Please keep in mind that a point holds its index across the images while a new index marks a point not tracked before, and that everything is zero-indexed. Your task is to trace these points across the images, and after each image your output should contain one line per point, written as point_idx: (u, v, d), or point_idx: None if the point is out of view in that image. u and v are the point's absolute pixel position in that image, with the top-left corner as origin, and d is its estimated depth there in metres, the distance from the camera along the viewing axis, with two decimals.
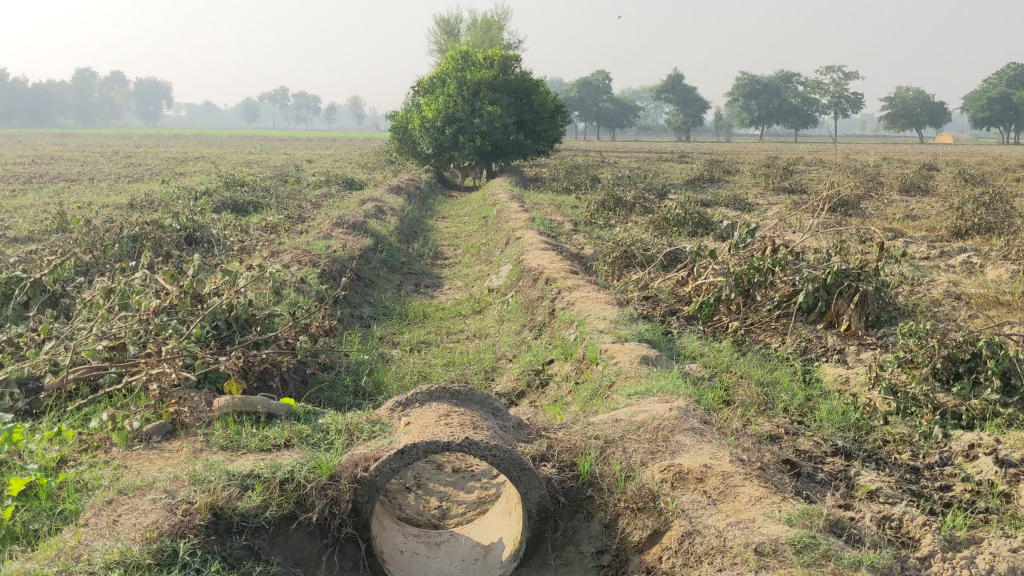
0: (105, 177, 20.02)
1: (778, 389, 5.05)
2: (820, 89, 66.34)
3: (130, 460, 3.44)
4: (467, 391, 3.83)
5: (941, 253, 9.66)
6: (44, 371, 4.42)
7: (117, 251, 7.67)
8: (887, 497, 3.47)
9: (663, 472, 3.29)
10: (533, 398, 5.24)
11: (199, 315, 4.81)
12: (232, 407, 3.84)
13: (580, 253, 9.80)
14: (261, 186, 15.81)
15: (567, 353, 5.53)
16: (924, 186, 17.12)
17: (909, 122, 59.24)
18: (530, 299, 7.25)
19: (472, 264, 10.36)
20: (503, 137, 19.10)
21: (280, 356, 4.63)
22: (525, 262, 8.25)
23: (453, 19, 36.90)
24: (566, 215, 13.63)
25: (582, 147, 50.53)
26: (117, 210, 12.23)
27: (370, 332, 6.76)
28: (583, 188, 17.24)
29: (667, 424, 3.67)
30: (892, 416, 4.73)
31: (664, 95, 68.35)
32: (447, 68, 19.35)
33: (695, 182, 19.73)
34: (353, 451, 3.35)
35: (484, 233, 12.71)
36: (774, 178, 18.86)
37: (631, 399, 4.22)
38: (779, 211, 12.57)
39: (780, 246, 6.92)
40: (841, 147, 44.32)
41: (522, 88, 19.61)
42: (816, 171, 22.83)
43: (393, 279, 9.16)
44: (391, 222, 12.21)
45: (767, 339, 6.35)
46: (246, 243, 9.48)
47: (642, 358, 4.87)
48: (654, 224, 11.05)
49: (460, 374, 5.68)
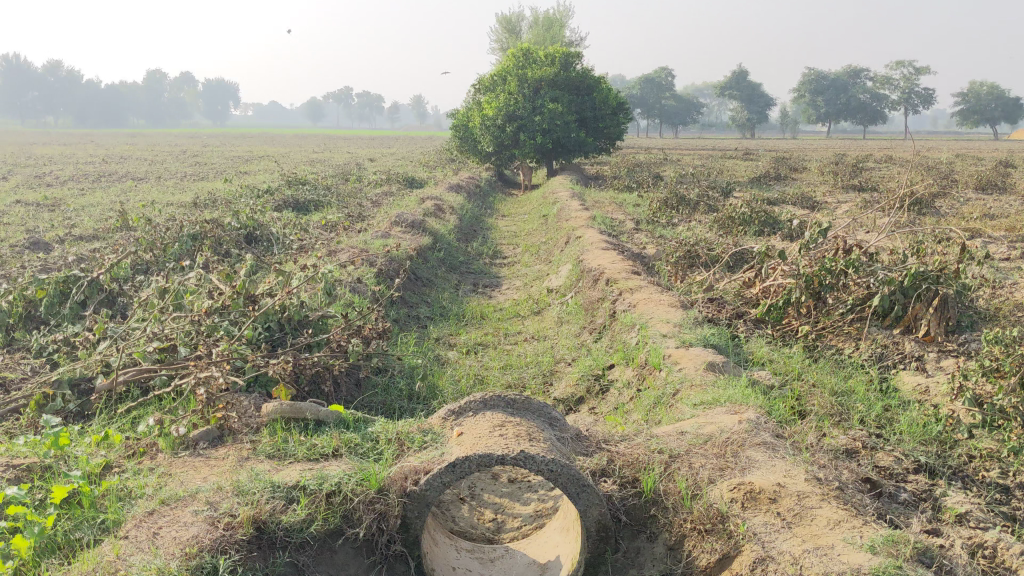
0: (173, 176, 20.33)
1: (853, 399, 4.77)
2: (890, 85, 64.77)
3: (174, 468, 3.33)
4: (524, 399, 3.63)
5: (1022, 254, 9.21)
6: (96, 372, 4.35)
7: (177, 250, 7.67)
8: (978, 521, 3.20)
9: (732, 491, 3.07)
10: (592, 405, 5.03)
11: (250, 316, 4.71)
12: (280, 413, 3.70)
13: (642, 252, 9.56)
14: (322, 184, 15.86)
15: (628, 358, 5.32)
16: (1001, 184, 16.47)
17: (982, 118, 57.56)
18: (590, 300, 7.04)
19: (532, 263, 10.20)
20: (564, 135, 18.89)
21: (332, 360, 4.51)
22: (586, 262, 8.05)
23: (515, 17, 36.83)
24: (627, 213, 13.38)
25: (644, 144, 50.05)
26: (181, 209, 12.32)
27: (426, 334, 6.62)
28: (645, 186, 16.95)
29: (736, 437, 3.44)
30: (978, 429, 4.41)
31: (729, 92, 67.39)
32: (507, 66, 19.23)
33: (761, 181, 19.31)
34: (403, 462, 3.20)
35: (544, 231, 12.53)
36: (843, 177, 18.35)
37: (696, 410, 3.99)
38: (849, 210, 12.16)
39: (853, 247, 6.58)
40: (914, 145, 43.22)
41: (584, 85, 19.37)
42: (887, 168, 22.18)
43: (451, 278, 9.04)
44: (450, 220, 12.11)
45: (839, 344, 6.05)
46: (305, 243, 9.45)
47: (708, 365, 4.64)
48: (719, 223, 10.75)
49: (518, 378, 5.53)
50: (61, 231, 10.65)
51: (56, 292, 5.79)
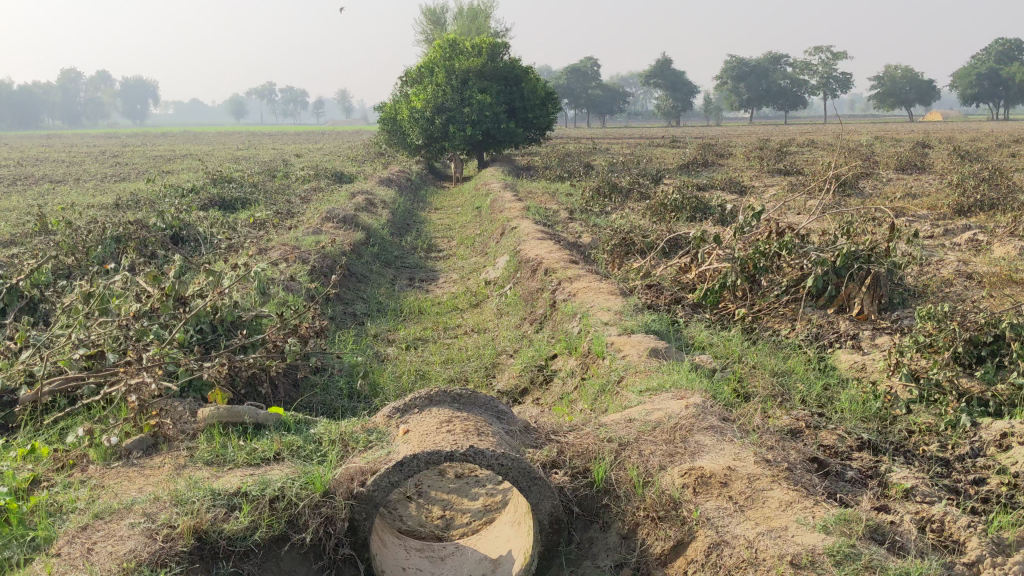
0: (93, 178, 19.76)
1: (794, 379, 4.80)
2: (809, 70, 66.08)
3: (107, 479, 3.19)
4: (470, 393, 3.57)
5: (946, 232, 9.43)
6: (19, 383, 4.15)
7: (100, 253, 7.42)
8: (924, 496, 3.23)
9: (684, 477, 3.04)
10: (536, 396, 4.99)
11: (181, 318, 4.55)
12: (217, 418, 3.57)
13: (577, 241, 9.56)
14: (250, 181, 15.55)
15: (571, 347, 5.28)
16: (921, 164, 16.88)
17: (898, 101, 59.07)
18: (528, 291, 6.99)
19: (467, 255, 10.13)
20: (493, 126, 18.83)
21: (269, 361, 4.38)
22: (522, 253, 8.00)
23: (440, 9, 36.62)
24: (560, 202, 13.38)
25: (573, 134, 50.24)
26: (102, 211, 11.96)
27: (364, 330, 6.50)
28: (576, 175, 16.98)
29: (684, 423, 3.42)
30: (916, 404, 4.47)
31: (654, 80, 68.06)
32: (434, 58, 19.08)
33: (689, 166, 19.50)
34: (348, 463, 3.11)
35: (477, 223, 12.46)
36: (769, 161, 18.63)
37: (642, 397, 3.97)
38: (778, 193, 12.34)
39: (786, 229, 6.65)
40: (833, 128, 44.15)
41: (512, 76, 19.33)
42: (811, 151, 22.61)
43: (386, 273, 8.92)
44: (383, 215, 11.98)
45: (776, 326, 6.09)
46: (234, 242, 9.23)
47: (651, 351, 4.63)
48: (652, 210, 10.80)
49: (459, 372, 5.47)
50: None
51: None
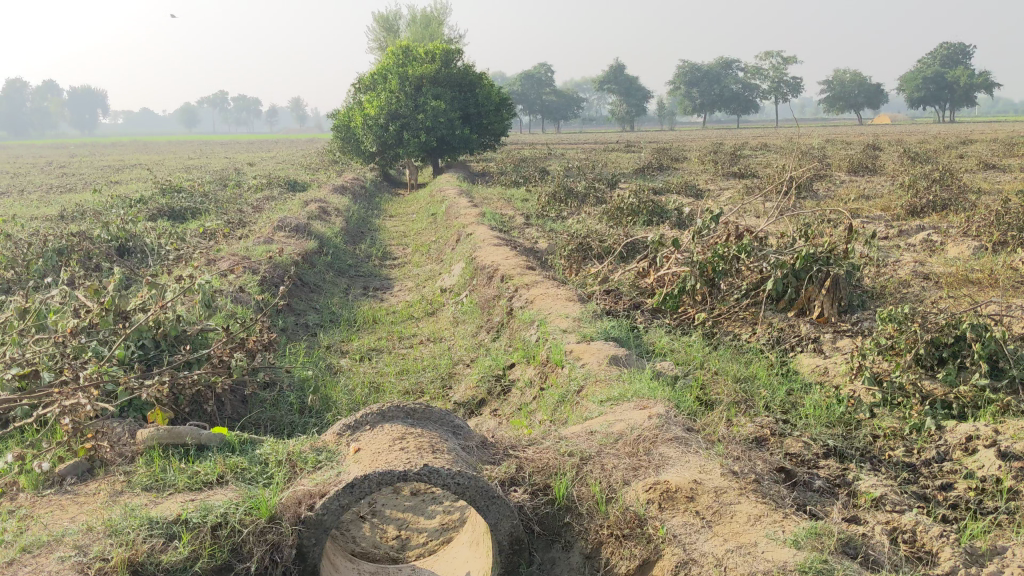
0: (38, 189, 19.30)
1: (757, 385, 4.71)
2: (761, 75, 66.82)
3: (38, 509, 2.98)
4: (424, 407, 3.42)
5: (900, 232, 9.46)
6: None
7: (41, 266, 7.16)
8: (894, 505, 3.15)
9: (648, 492, 2.92)
10: (495, 407, 4.85)
11: (122, 334, 4.34)
12: (156, 439, 3.37)
13: (534, 247, 9.45)
14: (200, 190, 15.24)
15: (529, 356, 5.15)
16: (872, 166, 17.03)
17: (848, 104, 59.87)
18: (484, 298, 6.85)
19: (423, 263, 9.97)
20: (448, 133, 18.69)
21: (215, 376, 4.19)
22: (478, 260, 7.87)
23: (393, 15, 36.44)
24: (517, 208, 13.26)
25: (529, 141, 50.21)
26: (46, 223, 11.62)
27: (316, 342, 6.31)
28: (531, 181, 16.89)
29: (648, 434, 3.30)
30: (879, 408, 4.39)
31: (608, 85, 68.38)
32: (387, 65, 18.91)
33: (644, 171, 19.50)
34: (296, 486, 2.94)
35: (433, 229, 12.30)
36: (723, 164, 18.69)
37: (603, 407, 3.84)
38: (733, 196, 12.33)
39: (745, 232, 6.58)
40: (784, 132, 44.64)
41: (466, 82, 19.20)
42: (765, 155, 22.76)
43: (340, 282, 8.73)
44: (336, 223, 11.77)
45: (736, 330, 6.01)
46: (183, 253, 8.99)
47: (611, 359, 4.51)
48: (608, 214, 10.72)
49: (415, 385, 5.32)
50: None
51: None
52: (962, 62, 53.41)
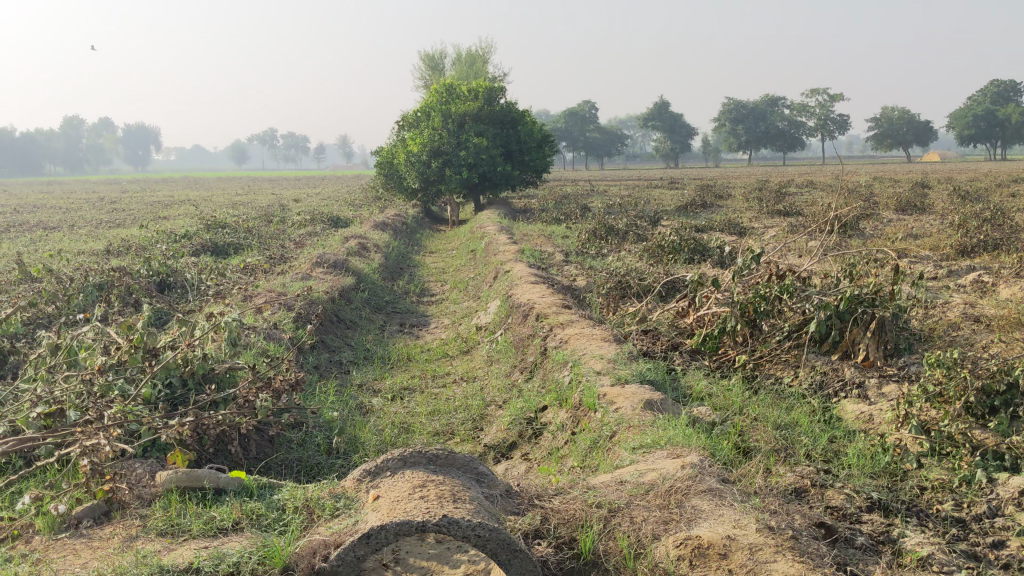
0: (87, 223, 19.67)
1: (797, 432, 4.53)
2: (807, 112, 66.42)
3: (50, 553, 2.91)
4: (447, 454, 3.32)
5: (949, 273, 9.20)
6: None
7: (81, 301, 7.21)
8: (942, 565, 2.96)
9: (678, 548, 2.78)
10: (525, 450, 4.72)
11: (149, 372, 4.30)
12: (175, 482, 3.33)
13: (572, 285, 9.34)
14: (243, 226, 15.38)
15: (561, 399, 5.02)
16: (921, 204, 16.71)
17: (896, 142, 59.19)
18: (519, 337, 6.74)
19: (461, 300, 9.90)
20: (490, 169, 18.72)
21: (240, 417, 4.12)
22: (514, 298, 7.78)
23: (438, 54, 36.85)
24: (557, 245, 13.17)
25: (572, 178, 50.20)
26: (92, 258, 11.77)
27: (348, 380, 6.24)
28: (573, 218, 16.82)
29: (680, 485, 3.15)
30: (927, 458, 4.18)
31: (652, 123, 68.40)
32: (430, 102, 19.05)
33: (687, 208, 19.34)
34: (312, 535, 2.84)
35: (472, 266, 12.25)
36: (767, 202, 18.47)
37: (635, 455, 3.71)
38: (777, 235, 12.13)
39: (786, 272, 6.42)
40: (830, 170, 44.17)
41: (508, 119, 19.27)
42: (810, 193, 22.48)
43: (376, 319, 8.68)
44: (375, 259, 11.78)
45: (778, 373, 5.83)
46: (222, 288, 9.02)
47: (646, 403, 4.37)
48: (649, 252, 10.58)
49: (446, 426, 5.21)
50: None
51: None
52: (1014, 99, 52.60)
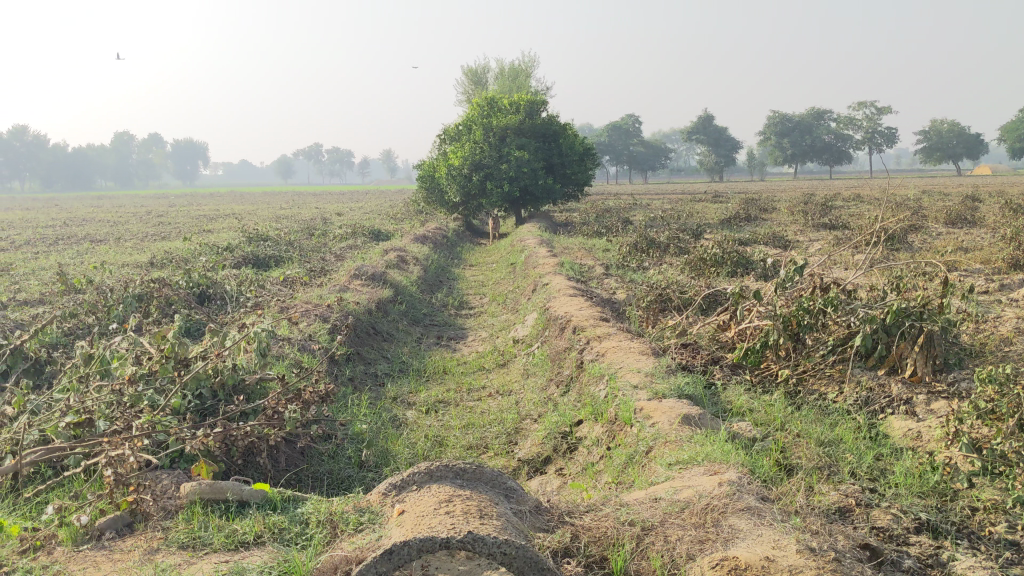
0: (134, 236, 19.96)
1: (841, 450, 4.36)
2: (853, 125, 65.63)
3: (70, 563, 2.86)
4: (475, 468, 3.23)
5: (1001, 287, 8.93)
6: (5, 452, 3.89)
7: (120, 312, 7.25)
8: None
9: (715, 569, 2.64)
10: (560, 465, 4.61)
11: (178, 383, 4.27)
12: (199, 494, 3.26)
13: (611, 298, 9.22)
14: (285, 239, 15.47)
15: (597, 413, 4.90)
16: (971, 218, 16.34)
17: (945, 155, 58.21)
18: (556, 350, 6.64)
19: (499, 313, 9.84)
20: (531, 182, 18.66)
21: (268, 428, 4.06)
22: (552, 310, 7.68)
23: (481, 69, 36.99)
24: (598, 258, 13.05)
25: (614, 191, 49.96)
26: (135, 270, 11.90)
27: (382, 393, 6.18)
28: (614, 231, 16.70)
29: (717, 503, 3.02)
30: (978, 478, 3.99)
31: (695, 136, 68.00)
32: (472, 116, 19.08)
33: (730, 221, 19.12)
34: (333, 549, 2.75)
35: (512, 279, 12.18)
36: (812, 215, 18.19)
37: (670, 471, 3.58)
38: (822, 248, 11.91)
39: (831, 284, 6.25)
40: (876, 183, 43.48)
41: (550, 132, 19.22)
42: (856, 206, 22.12)
43: (413, 331, 8.63)
44: (414, 272, 11.75)
45: (822, 388, 5.65)
46: (261, 300, 9.04)
47: (683, 418, 4.24)
48: (690, 265, 10.43)
49: (479, 440, 5.13)
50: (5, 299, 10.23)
51: None
52: None
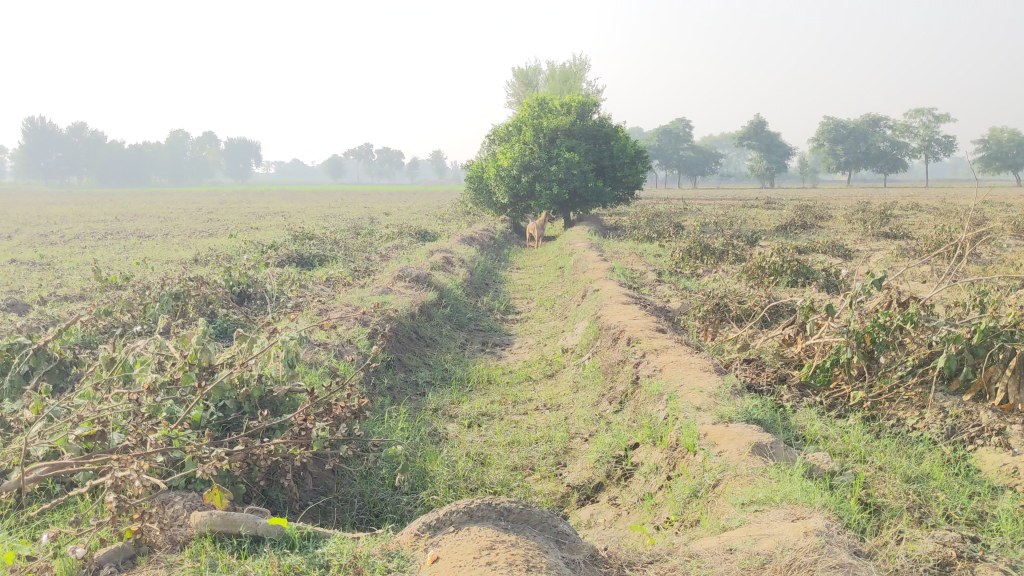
0: (182, 233, 19.91)
1: (931, 486, 3.87)
2: (910, 132, 64.16)
3: None
4: (522, 508, 2.85)
5: None
6: (10, 465, 3.57)
7: (155, 311, 6.97)
8: None
9: None
10: (613, 494, 4.18)
11: (200, 393, 3.92)
12: (210, 525, 2.90)
13: (666, 306, 8.74)
14: (330, 238, 15.23)
15: (656, 437, 4.46)
16: None
17: (1005, 164, 56.53)
18: (609, 362, 6.20)
19: (546, 319, 9.42)
20: (581, 186, 18.16)
21: (294, 447, 3.70)
22: (603, 319, 7.24)
23: (532, 71, 36.70)
24: (649, 264, 12.57)
25: (661, 194, 49.23)
26: (176, 267, 11.69)
27: (423, 404, 5.80)
28: (666, 235, 16.19)
29: (804, 558, 2.58)
30: None
31: (747, 142, 67.01)
32: (522, 116, 18.71)
33: (787, 228, 18.48)
34: None
35: (560, 284, 11.76)
36: (873, 224, 17.50)
37: (745, 514, 3.15)
38: (887, 258, 11.29)
39: (910, 299, 5.70)
40: (932, 193, 42.24)
41: (601, 134, 18.71)
42: (918, 215, 21.31)
43: (457, 336, 8.26)
44: (460, 274, 11.38)
45: (901, 413, 5.12)
46: (302, 301, 8.74)
47: (754, 447, 3.79)
48: (749, 273, 9.91)
49: (525, 460, 4.72)
50: (46, 294, 10.08)
51: None
52: None
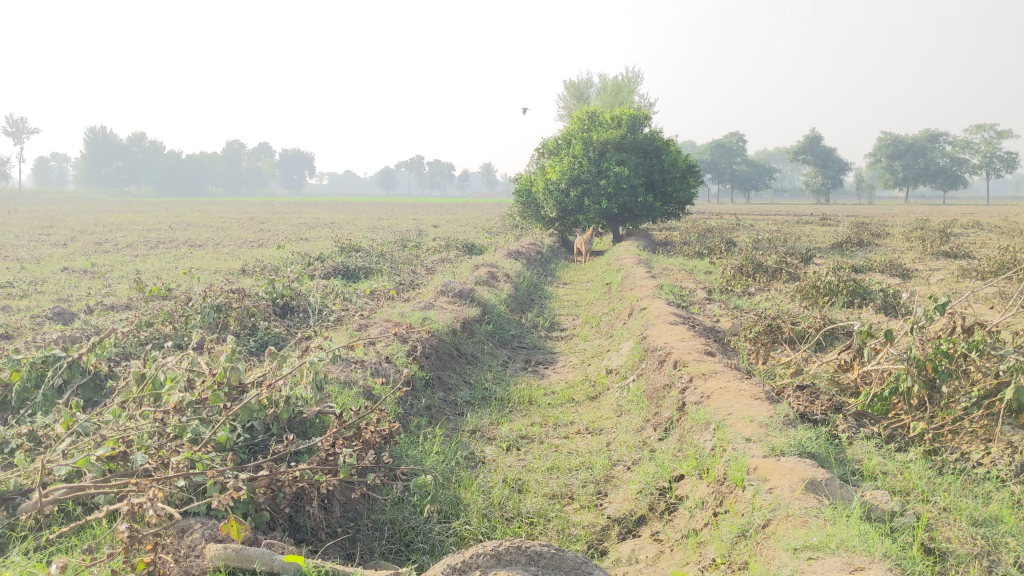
0: (232, 243, 20.01)
1: (1000, 528, 3.58)
2: (970, 149, 62.73)
3: None
4: (555, 554, 2.70)
5: None
6: (32, 485, 3.43)
7: (194, 324, 6.89)
8: None
9: None
10: (656, 529, 3.96)
11: (225, 415, 3.77)
12: (224, 559, 2.79)
13: (715, 326, 8.48)
14: (377, 249, 15.19)
15: (702, 469, 4.22)
16: None
17: None
18: (654, 386, 5.97)
19: (591, 337, 9.21)
20: (631, 200, 17.91)
21: (320, 474, 3.54)
22: (649, 340, 7.01)
23: (583, 83, 36.60)
24: (699, 281, 12.29)
25: (713, 209, 48.73)
26: (223, 277, 11.69)
27: (461, 425, 5.63)
28: (717, 252, 15.88)
29: None
30: None
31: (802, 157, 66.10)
32: (572, 129, 18.54)
33: (842, 245, 18.05)
34: None
35: (607, 300, 11.54)
36: (932, 242, 16.99)
37: (797, 562, 2.91)
38: (948, 279, 10.89)
39: (974, 325, 5.39)
40: (992, 210, 41.20)
41: (652, 148, 18.44)
42: (980, 234, 20.70)
43: (499, 354, 8.08)
44: (505, 289, 11.22)
45: (965, 446, 4.81)
46: (343, 315, 8.63)
47: (808, 484, 3.54)
48: (802, 293, 9.60)
49: (564, 488, 4.51)
50: (93, 303, 10.11)
51: (30, 376, 5.02)
52: None
